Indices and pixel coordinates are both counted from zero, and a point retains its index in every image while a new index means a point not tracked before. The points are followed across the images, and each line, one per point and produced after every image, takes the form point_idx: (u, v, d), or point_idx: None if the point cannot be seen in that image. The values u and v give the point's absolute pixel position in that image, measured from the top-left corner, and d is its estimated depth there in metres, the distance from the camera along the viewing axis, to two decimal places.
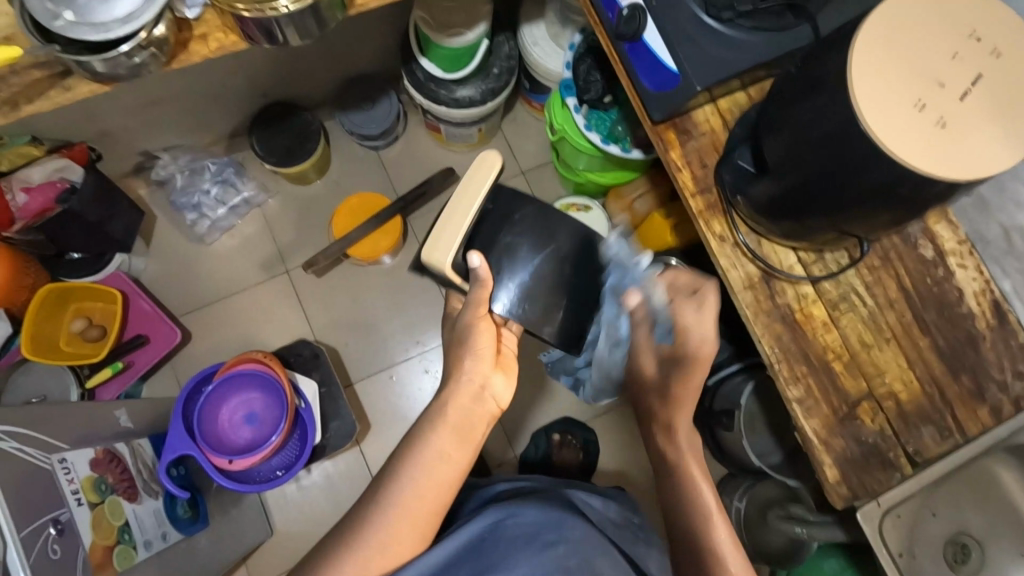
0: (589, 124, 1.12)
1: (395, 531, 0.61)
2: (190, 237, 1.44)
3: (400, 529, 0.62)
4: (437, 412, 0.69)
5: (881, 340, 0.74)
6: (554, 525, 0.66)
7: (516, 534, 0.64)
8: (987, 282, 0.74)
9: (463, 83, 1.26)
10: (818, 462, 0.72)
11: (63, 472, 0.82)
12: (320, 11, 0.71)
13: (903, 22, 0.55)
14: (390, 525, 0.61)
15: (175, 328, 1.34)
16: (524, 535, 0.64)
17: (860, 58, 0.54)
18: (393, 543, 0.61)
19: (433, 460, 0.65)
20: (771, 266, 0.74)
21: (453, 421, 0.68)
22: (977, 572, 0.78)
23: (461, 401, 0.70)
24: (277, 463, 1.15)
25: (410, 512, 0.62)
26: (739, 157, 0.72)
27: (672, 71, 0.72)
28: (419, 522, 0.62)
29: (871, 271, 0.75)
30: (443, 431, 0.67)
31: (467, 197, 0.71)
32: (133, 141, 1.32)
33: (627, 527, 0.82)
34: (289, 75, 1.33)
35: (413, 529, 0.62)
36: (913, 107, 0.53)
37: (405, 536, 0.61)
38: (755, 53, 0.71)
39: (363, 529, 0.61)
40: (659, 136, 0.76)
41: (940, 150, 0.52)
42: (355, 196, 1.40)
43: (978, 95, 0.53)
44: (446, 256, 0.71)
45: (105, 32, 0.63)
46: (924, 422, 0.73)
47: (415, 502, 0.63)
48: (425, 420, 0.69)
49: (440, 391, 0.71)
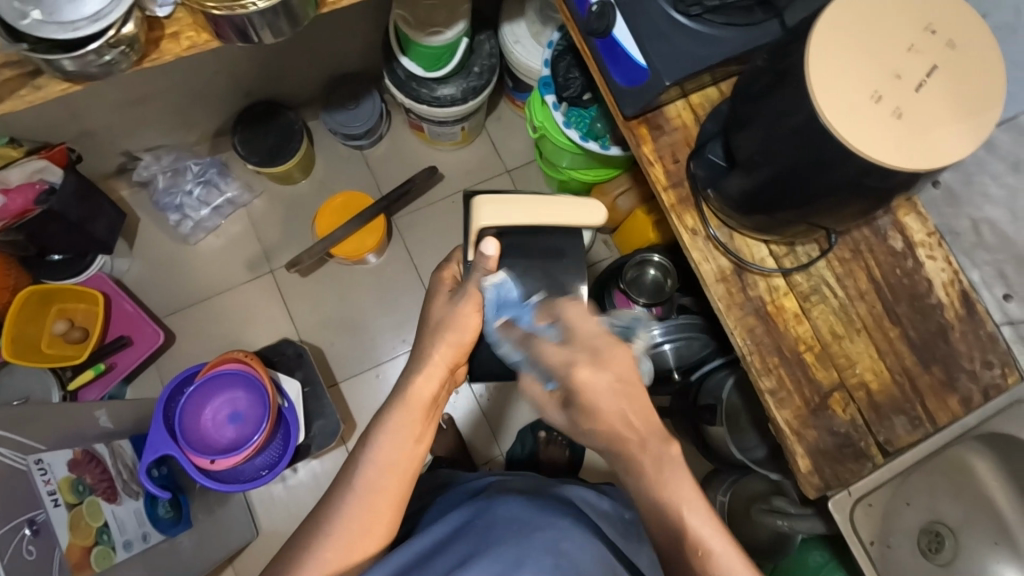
0: (569, 121, 1.12)
1: (369, 514, 0.62)
2: (174, 237, 1.44)
3: (372, 511, 0.63)
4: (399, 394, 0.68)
5: (852, 331, 0.74)
6: (541, 515, 0.66)
7: (507, 521, 0.65)
8: (955, 272, 0.75)
9: (445, 81, 1.26)
10: (790, 452, 0.73)
11: (39, 473, 0.82)
12: (291, 8, 0.71)
13: (860, 16, 0.55)
14: (363, 507, 0.62)
15: (157, 329, 1.33)
16: (510, 523, 0.64)
17: (818, 51, 0.54)
18: (368, 525, 0.62)
19: (402, 443, 0.65)
20: (742, 260, 0.75)
21: (426, 404, 0.67)
22: (950, 560, 0.84)
23: (431, 386, 0.68)
24: (261, 463, 1.14)
25: (382, 494, 0.63)
26: (709, 151, 0.73)
27: (643, 67, 0.72)
28: (381, 513, 0.63)
29: (841, 263, 0.76)
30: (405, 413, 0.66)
31: (557, 214, 0.83)
32: (115, 142, 1.31)
33: (618, 521, 0.81)
34: (271, 74, 1.33)
35: (382, 511, 0.63)
36: (870, 98, 0.53)
37: (380, 521, 0.63)
38: (725, 48, 0.71)
39: (332, 524, 0.62)
40: (631, 131, 0.77)
41: (897, 141, 0.53)
42: (340, 195, 1.40)
43: (933, 86, 0.54)
44: (495, 219, 0.82)
45: (73, 30, 0.63)
46: (896, 412, 0.74)
47: (381, 492, 0.63)
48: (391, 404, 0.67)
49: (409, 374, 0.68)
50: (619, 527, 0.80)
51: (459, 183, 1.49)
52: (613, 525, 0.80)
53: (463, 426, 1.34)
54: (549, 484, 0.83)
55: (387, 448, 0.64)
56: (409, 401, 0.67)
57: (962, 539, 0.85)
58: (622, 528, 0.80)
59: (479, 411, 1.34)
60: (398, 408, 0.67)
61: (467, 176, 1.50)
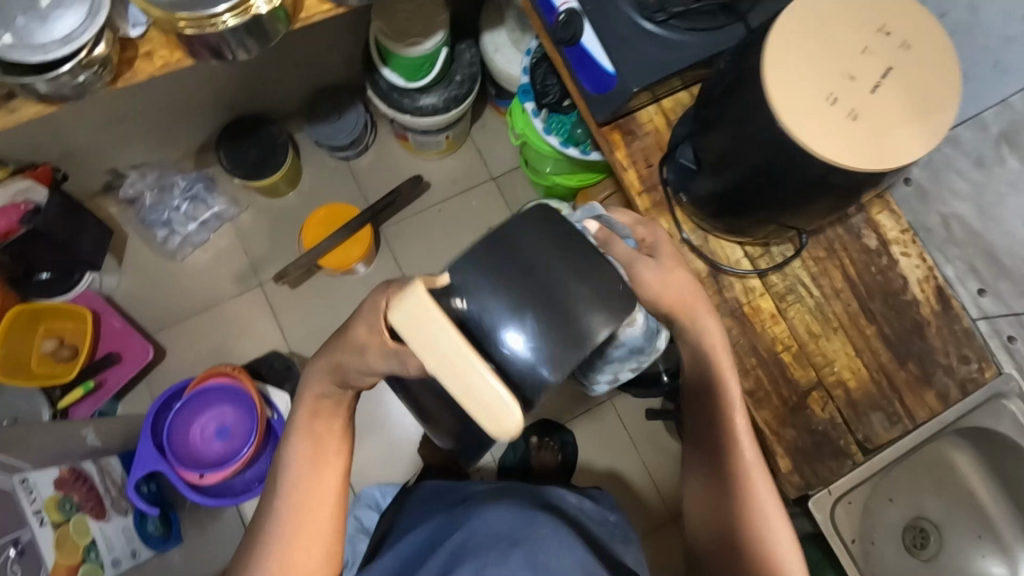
0: (549, 127, 1.13)
1: (300, 527, 0.63)
2: (162, 253, 1.44)
3: (302, 518, 0.63)
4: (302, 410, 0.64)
5: (829, 330, 0.75)
6: (518, 526, 0.65)
7: (483, 536, 0.64)
8: (930, 268, 0.76)
9: (426, 91, 1.27)
10: (771, 452, 0.73)
11: (25, 492, 0.82)
12: (263, 24, 0.72)
13: (815, 19, 0.56)
14: (292, 521, 0.63)
15: (146, 344, 1.34)
16: (488, 536, 0.64)
17: (775, 56, 0.55)
18: (313, 518, 0.63)
19: (318, 438, 0.64)
20: (717, 262, 0.75)
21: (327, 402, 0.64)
22: (934, 556, 0.84)
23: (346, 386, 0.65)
24: (252, 476, 1.14)
25: (318, 488, 0.64)
26: (680, 154, 0.72)
27: (611, 74, 0.73)
28: (313, 524, 0.63)
29: (816, 262, 0.76)
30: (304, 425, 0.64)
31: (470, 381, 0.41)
32: (101, 160, 1.32)
33: (604, 525, 0.81)
34: (255, 88, 1.34)
35: (326, 499, 0.64)
36: (826, 100, 0.54)
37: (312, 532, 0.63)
38: (692, 52, 0.72)
39: (271, 542, 0.62)
40: (604, 137, 0.77)
41: (854, 141, 0.53)
42: (324, 208, 1.40)
43: (888, 87, 0.54)
44: (399, 326, 0.43)
45: (44, 53, 0.64)
46: (874, 409, 0.74)
47: (307, 501, 0.63)
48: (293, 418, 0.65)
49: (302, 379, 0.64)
50: (607, 529, 0.81)
51: (445, 191, 1.50)
52: (603, 526, 0.81)
53: None
54: (543, 487, 0.83)
55: (302, 451, 0.64)
56: (304, 396, 0.64)
57: (946, 534, 0.85)
58: (609, 530, 0.81)
59: None
60: (298, 404, 0.64)
61: (453, 184, 1.51)
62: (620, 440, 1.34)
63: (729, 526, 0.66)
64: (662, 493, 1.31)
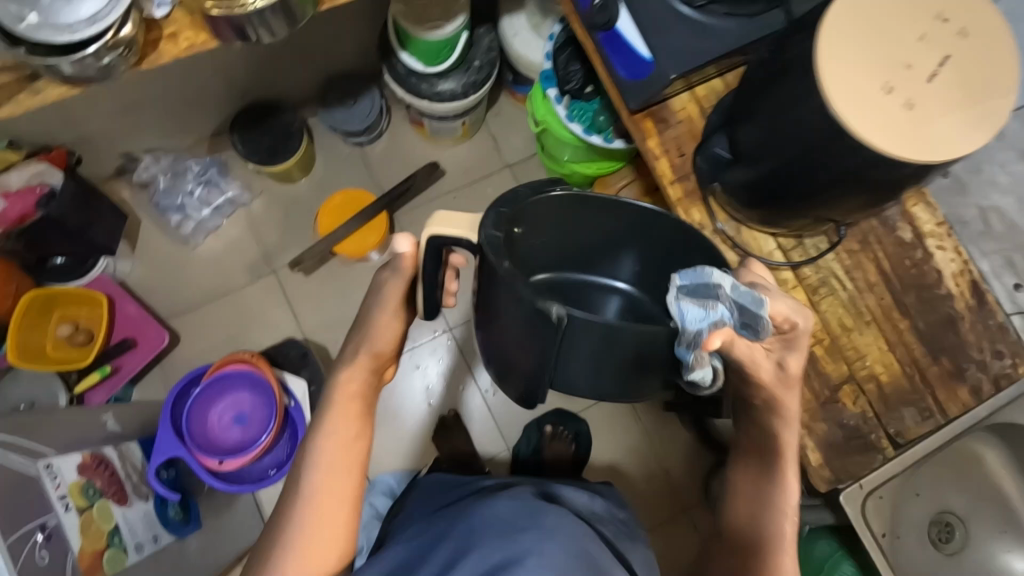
0: (572, 115, 1.11)
1: (320, 523, 0.61)
2: (175, 238, 1.43)
3: (323, 514, 0.61)
4: (327, 404, 0.65)
5: (862, 324, 0.74)
6: (527, 515, 0.65)
7: (491, 522, 0.65)
8: (965, 262, 0.75)
9: (444, 76, 1.25)
10: (801, 446, 0.73)
11: (50, 478, 0.82)
12: (289, 5, 0.70)
13: (869, 4, 0.54)
14: (312, 515, 0.61)
15: (161, 330, 1.33)
16: (492, 525, 0.64)
17: (828, 45, 0.53)
18: (322, 524, 0.61)
19: (336, 442, 0.64)
20: (750, 253, 0.74)
21: (354, 396, 0.66)
22: (958, 550, 0.84)
23: (370, 381, 0.67)
24: (270, 462, 1.14)
25: (333, 492, 0.62)
26: (714, 144, 0.71)
27: (646, 60, 0.71)
28: (332, 520, 0.62)
29: (849, 255, 0.75)
30: (333, 420, 0.65)
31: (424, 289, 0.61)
32: (115, 144, 1.31)
33: (612, 523, 0.80)
34: (271, 71, 1.32)
35: (342, 507, 0.62)
36: (881, 90, 0.53)
37: (331, 528, 0.61)
38: (729, 39, 0.70)
39: (287, 534, 0.61)
40: (636, 125, 0.76)
41: (909, 133, 0.52)
42: (340, 193, 1.40)
43: (945, 77, 0.53)
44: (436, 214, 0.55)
45: (70, 34, 0.62)
46: (904, 404, 0.73)
47: (325, 497, 0.62)
48: (320, 416, 0.66)
49: (337, 377, 0.66)
50: (620, 528, 0.80)
51: (459, 178, 1.49)
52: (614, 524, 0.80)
53: (471, 426, 1.34)
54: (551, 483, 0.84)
55: (327, 448, 0.64)
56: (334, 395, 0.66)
57: (971, 528, 0.85)
58: (617, 529, 0.79)
59: (487, 413, 1.34)
60: (332, 410, 0.65)
61: (468, 171, 1.49)
62: (632, 431, 1.34)
63: (726, 515, 0.66)
64: (673, 483, 1.32)
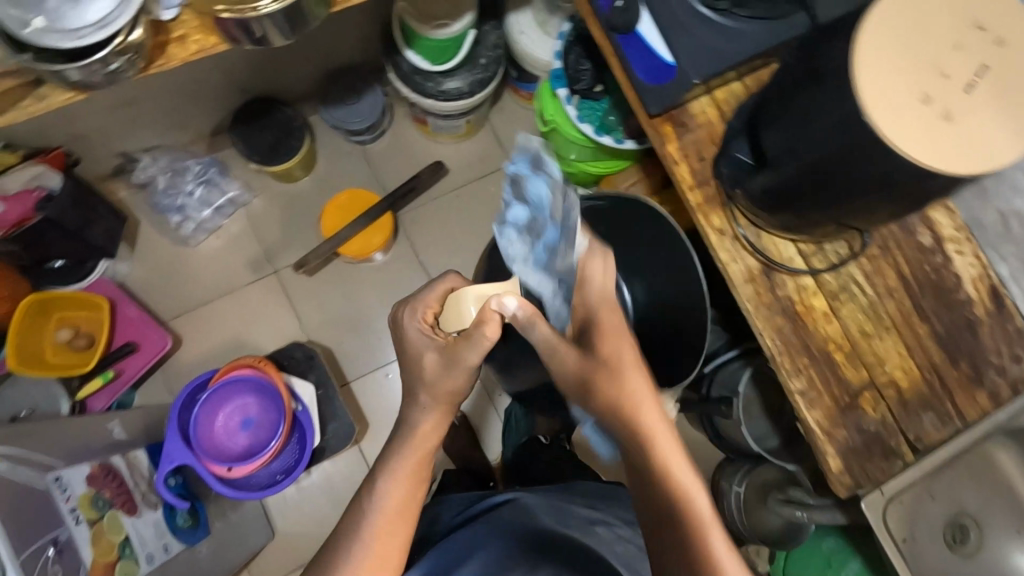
0: (582, 116, 1.09)
1: (377, 561, 0.64)
2: (175, 238, 1.41)
3: (379, 555, 0.64)
4: (404, 446, 0.68)
5: (881, 329, 0.74)
6: None
7: None
8: (984, 267, 0.75)
9: (450, 74, 1.23)
10: (821, 453, 0.73)
11: (59, 491, 0.81)
12: (303, 7, 0.68)
13: (906, 10, 0.53)
14: (370, 552, 0.64)
15: (163, 334, 1.31)
16: None
17: (864, 53, 0.53)
18: (377, 563, 0.64)
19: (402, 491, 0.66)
20: (771, 260, 0.74)
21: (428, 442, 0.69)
22: (974, 552, 0.82)
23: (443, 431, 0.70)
24: (277, 468, 1.13)
25: (389, 531, 0.65)
26: (736, 150, 0.71)
27: (669, 65, 0.70)
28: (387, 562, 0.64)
29: (870, 261, 0.75)
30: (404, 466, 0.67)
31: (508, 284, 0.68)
32: (113, 143, 1.28)
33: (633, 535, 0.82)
34: (271, 68, 1.29)
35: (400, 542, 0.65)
36: (919, 100, 0.52)
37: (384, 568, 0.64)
38: (752, 43, 0.69)
39: (342, 562, 0.63)
40: (655, 129, 0.74)
41: (946, 144, 0.51)
42: (346, 193, 1.38)
43: (985, 87, 0.52)
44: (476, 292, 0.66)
45: (78, 38, 0.60)
46: (924, 408, 0.74)
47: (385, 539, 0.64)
48: (392, 455, 0.68)
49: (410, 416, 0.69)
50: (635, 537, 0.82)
51: (463, 176, 1.47)
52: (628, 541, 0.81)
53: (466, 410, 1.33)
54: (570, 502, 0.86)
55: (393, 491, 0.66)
56: (413, 439, 0.68)
57: (988, 530, 0.83)
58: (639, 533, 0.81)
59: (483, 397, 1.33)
60: (406, 449, 0.68)
61: (472, 169, 1.48)
62: None
63: None
64: None
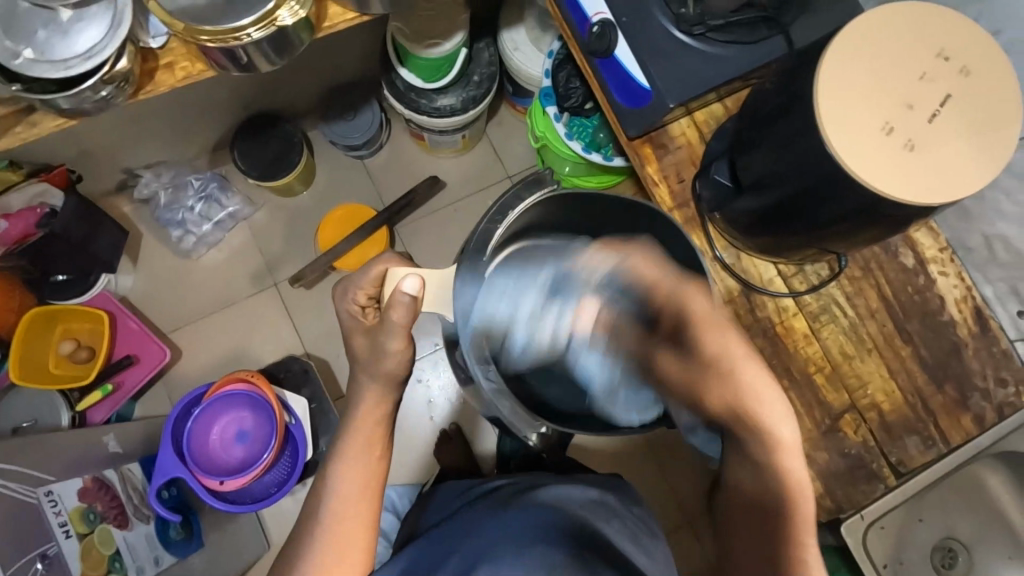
0: (572, 132, 1.11)
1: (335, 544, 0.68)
2: (177, 252, 1.43)
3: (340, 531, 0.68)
4: (352, 430, 0.71)
5: (863, 352, 0.73)
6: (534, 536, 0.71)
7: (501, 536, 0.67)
8: (968, 289, 0.74)
9: (444, 91, 1.25)
10: (801, 476, 0.72)
11: (49, 505, 0.84)
12: (287, 35, 0.70)
13: (872, 38, 0.54)
14: (330, 533, 0.68)
15: (162, 347, 1.33)
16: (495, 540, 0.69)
17: (826, 82, 0.53)
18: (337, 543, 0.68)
19: (353, 474, 0.69)
20: (750, 282, 0.74)
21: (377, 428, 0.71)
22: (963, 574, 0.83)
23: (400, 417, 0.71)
24: (271, 480, 1.14)
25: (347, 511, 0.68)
26: (715, 171, 0.71)
27: (645, 88, 0.70)
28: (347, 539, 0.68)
29: (852, 282, 0.74)
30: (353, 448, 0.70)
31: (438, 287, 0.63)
32: (116, 159, 1.31)
33: (629, 520, 0.81)
34: (271, 86, 1.32)
35: (364, 517, 0.69)
36: (881, 130, 0.52)
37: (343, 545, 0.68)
38: (732, 66, 0.69)
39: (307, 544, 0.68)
40: (635, 151, 0.75)
41: (909, 174, 0.51)
42: (342, 207, 1.40)
43: (946, 117, 0.52)
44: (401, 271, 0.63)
45: (66, 69, 0.62)
46: (908, 431, 0.73)
47: (344, 520, 0.68)
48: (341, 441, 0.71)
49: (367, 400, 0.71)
50: (630, 526, 0.80)
51: (460, 190, 1.48)
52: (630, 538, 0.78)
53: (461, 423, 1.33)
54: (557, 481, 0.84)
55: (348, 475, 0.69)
56: (359, 421, 0.71)
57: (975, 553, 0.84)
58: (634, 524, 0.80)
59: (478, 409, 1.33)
60: (349, 430, 0.71)
61: (469, 183, 1.49)
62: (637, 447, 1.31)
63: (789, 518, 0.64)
64: (679, 496, 1.29)
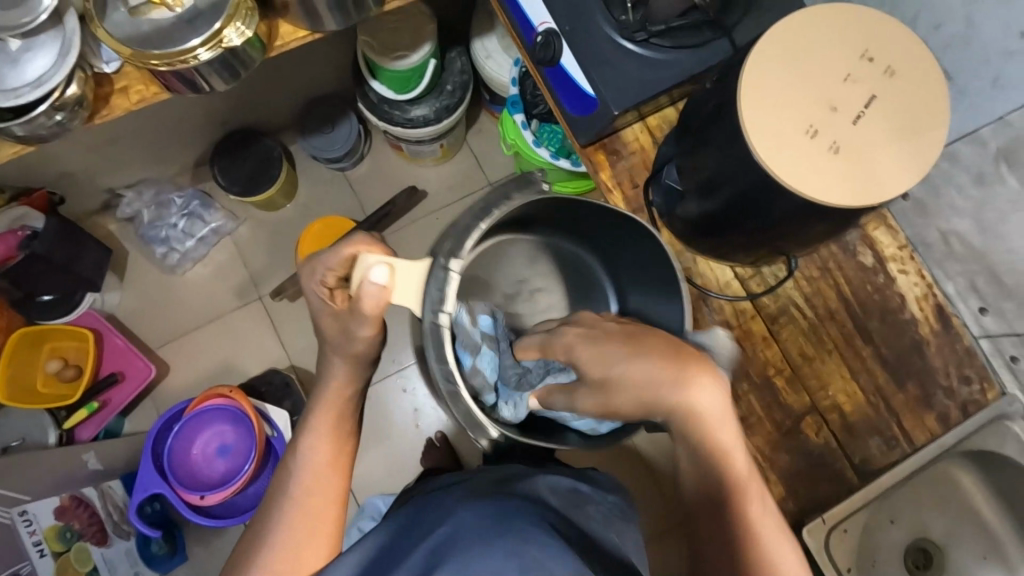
0: (539, 139, 1.10)
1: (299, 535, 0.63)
2: (163, 268, 1.45)
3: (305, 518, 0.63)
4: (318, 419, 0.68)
5: (823, 352, 0.73)
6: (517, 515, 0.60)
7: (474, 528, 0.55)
8: (929, 286, 0.73)
9: (417, 102, 1.25)
10: (764, 479, 0.72)
11: (24, 525, 0.89)
12: (237, 55, 0.71)
13: (798, 44, 0.55)
14: (296, 527, 0.62)
15: (148, 363, 1.35)
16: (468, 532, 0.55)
17: (751, 87, 0.54)
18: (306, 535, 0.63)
19: (318, 461, 0.66)
20: (706, 286, 0.74)
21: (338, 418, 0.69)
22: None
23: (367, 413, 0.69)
24: (254, 492, 1.14)
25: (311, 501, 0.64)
26: (666, 176, 0.72)
27: (591, 95, 0.70)
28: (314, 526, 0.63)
29: (809, 282, 0.74)
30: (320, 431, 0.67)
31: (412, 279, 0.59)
32: (98, 180, 1.33)
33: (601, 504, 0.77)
34: (247, 102, 1.33)
35: (332, 506, 0.65)
36: (806, 132, 0.54)
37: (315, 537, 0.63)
38: (678, 71, 0.69)
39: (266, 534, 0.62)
40: (588, 158, 0.75)
41: (837, 173, 0.53)
42: (320, 220, 1.39)
43: (871, 118, 0.54)
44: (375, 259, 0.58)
45: (16, 97, 0.64)
46: (871, 432, 0.72)
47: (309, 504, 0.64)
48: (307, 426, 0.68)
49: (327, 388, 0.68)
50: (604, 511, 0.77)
51: (441, 197, 1.49)
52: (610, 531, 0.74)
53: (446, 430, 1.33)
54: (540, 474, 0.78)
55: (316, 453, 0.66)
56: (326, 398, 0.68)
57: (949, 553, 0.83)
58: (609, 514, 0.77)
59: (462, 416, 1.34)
60: (317, 410, 0.68)
61: (449, 191, 1.49)
62: (622, 450, 1.30)
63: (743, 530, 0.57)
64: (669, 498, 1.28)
